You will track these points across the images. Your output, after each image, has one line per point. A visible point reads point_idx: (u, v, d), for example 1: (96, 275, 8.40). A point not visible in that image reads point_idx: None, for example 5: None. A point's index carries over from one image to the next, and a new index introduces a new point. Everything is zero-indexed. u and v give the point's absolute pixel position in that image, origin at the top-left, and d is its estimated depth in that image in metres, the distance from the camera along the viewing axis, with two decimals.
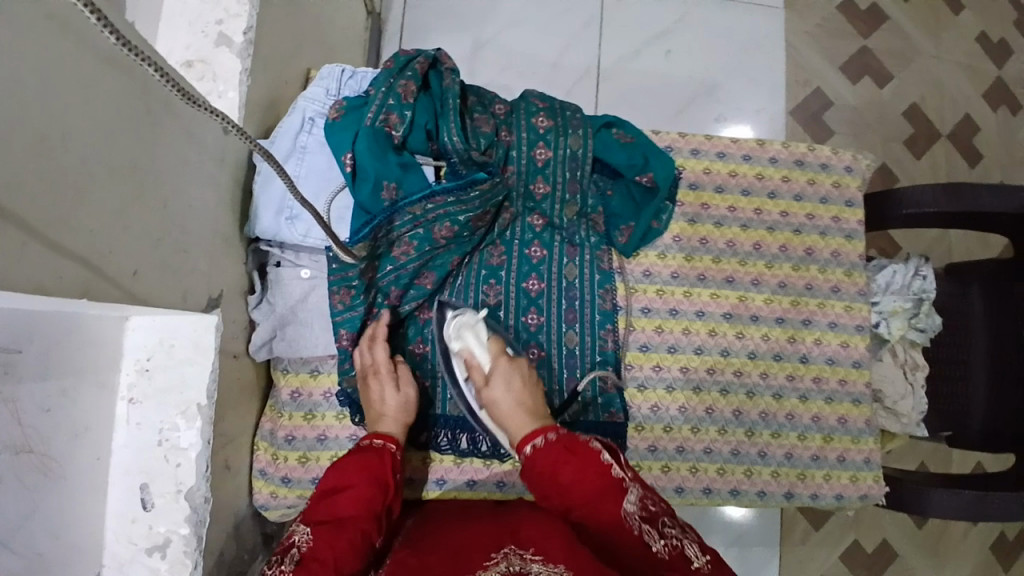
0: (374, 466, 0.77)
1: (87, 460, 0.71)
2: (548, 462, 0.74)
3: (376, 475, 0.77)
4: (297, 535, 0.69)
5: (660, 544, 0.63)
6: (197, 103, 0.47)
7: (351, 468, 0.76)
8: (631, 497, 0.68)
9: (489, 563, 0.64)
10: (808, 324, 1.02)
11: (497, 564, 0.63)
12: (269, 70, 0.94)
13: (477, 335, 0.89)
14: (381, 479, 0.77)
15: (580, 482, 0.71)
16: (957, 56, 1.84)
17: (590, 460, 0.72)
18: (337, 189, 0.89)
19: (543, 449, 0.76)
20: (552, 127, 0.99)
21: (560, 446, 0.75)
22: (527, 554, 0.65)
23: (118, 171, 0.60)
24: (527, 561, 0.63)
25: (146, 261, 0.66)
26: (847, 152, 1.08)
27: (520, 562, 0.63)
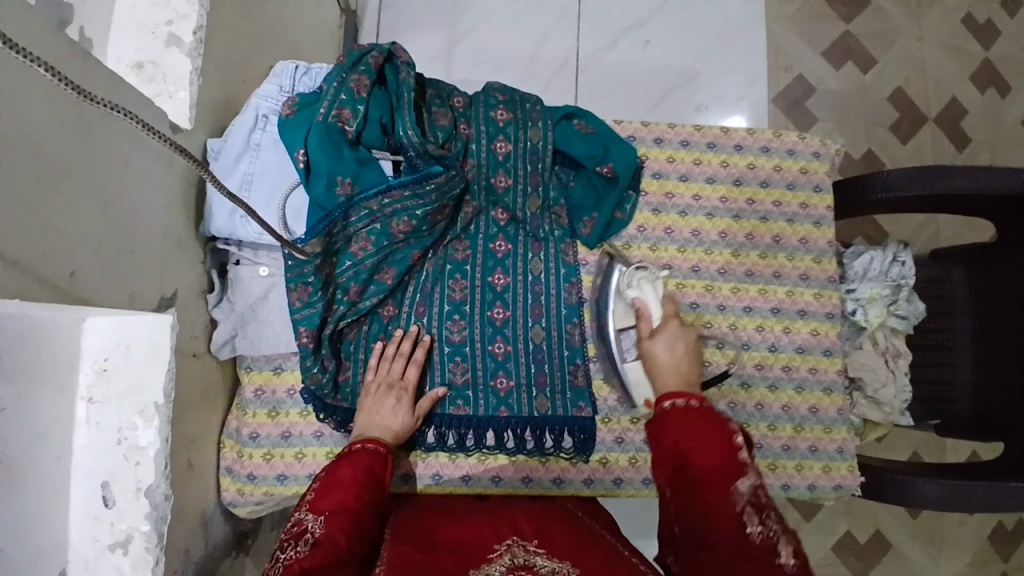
0: (378, 465, 0.79)
1: (47, 460, 0.72)
2: (677, 420, 0.73)
3: (376, 474, 0.78)
4: (309, 522, 0.69)
5: (756, 530, 0.60)
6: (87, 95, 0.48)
7: (355, 466, 0.77)
8: (747, 481, 0.64)
9: (494, 555, 0.70)
10: (777, 312, 1.01)
11: (503, 556, 0.70)
12: (223, 70, 0.94)
13: (655, 290, 0.92)
14: (380, 476, 0.78)
15: (699, 449, 0.68)
16: (942, 38, 1.81)
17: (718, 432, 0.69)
18: (292, 187, 0.90)
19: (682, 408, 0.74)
20: (512, 119, 0.99)
21: (695, 410, 0.73)
22: (529, 546, 0.72)
23: (48, 172, 0.60)
24: (530, 553, 0.70)
25: (85, 262, 0.67)
26: (814, 137, 1.06)
27: (523, 553, 0.70)
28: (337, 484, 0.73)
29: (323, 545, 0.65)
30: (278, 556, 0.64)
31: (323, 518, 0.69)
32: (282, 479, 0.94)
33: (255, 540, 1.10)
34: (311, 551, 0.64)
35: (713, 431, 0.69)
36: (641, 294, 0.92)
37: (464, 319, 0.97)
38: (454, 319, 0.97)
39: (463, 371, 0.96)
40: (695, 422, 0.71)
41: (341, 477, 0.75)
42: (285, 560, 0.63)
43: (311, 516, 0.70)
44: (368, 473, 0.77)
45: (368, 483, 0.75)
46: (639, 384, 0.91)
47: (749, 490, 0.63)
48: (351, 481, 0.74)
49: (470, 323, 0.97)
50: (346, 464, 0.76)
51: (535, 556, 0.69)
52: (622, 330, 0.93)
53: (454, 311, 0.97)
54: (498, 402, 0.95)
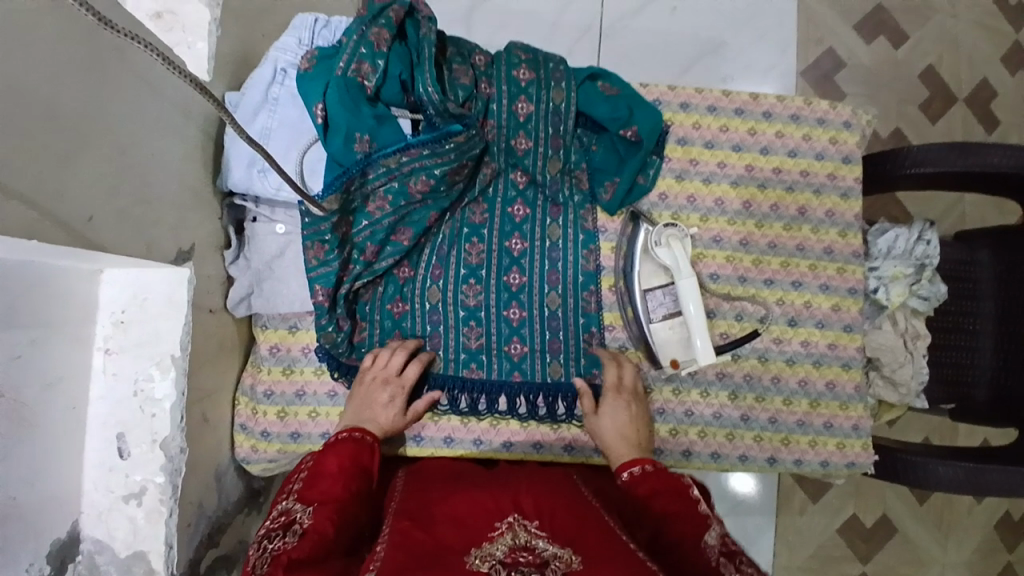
0: (365, 453, 0.81)
1: (61, 409, 0.71)
2: (643, 488, 0.78)
3: (360, 461, 0.80)
4: (297, 513, 0.71)
5: None
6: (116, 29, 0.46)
7: (343, 453, 0.79)
8: (712, 533, 0.70)
9: (494, 535, 0.68)
10: (798, 286, 0.99)
11: (504, 537, 0.68)
12: (240, 19, 0.92)
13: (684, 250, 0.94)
14: (365, 464, 0.80)
15: (672, 510, 0.74)
16: (979, 13, 1.74)
17: (683, 494, 0.76)
18: (309, 142, 0.88)
19: (641, 477, 0.79)
20: (535, 78, 0.96)
21: (654, 478, 0.78)
22: (531, 527, 0.69)
23: (63, 112, 0.59)
24: (532, 535, 0.68)
25: (101, 208, 0.66)
26: (846, 106, 1.03)
27: (525, 535, 0.68)
28: (324, 475, 0.76)
29: (309, 537, 0.67)
30: (266, 545, 0.67)
31: (311, 509, 0.72)
32: (296, 437, 0.95)
33: (269, 497, 1.11)
34: (299, 542, 0.67)
35: (682, 494, 0.76)
36: (669, 254, 0.93)
37: (480, 283, 0.96)
38: (470, 284, 0.96)
39: (477, 336, 0.95)
40: (663, 485, 0.77)
41: (328, 468, 0.77)
42: (272, 550, 0.66)
43: (299, 507, 0.72)
44: (355, 460, 0.79)
45: (354, 473, 0.77)
46: (668, 342, 0.94)
47: (718, 542, 0.68)
48: (337, 471, 0.77)
49: (486, 287, 0.96)
50: (332, 452, 0.78)
51: (537, 539, 0.67)
52: (648, 289, 0.96)
53: (470, 275, 0.96)
54: (511, 367, 0.95)
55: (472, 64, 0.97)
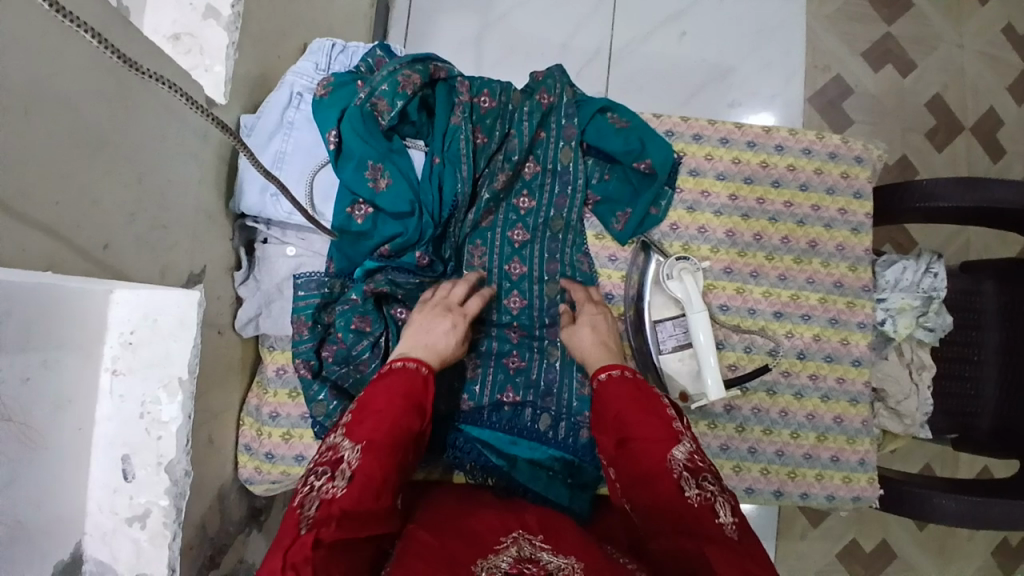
0: (418, 391, 0.77)
1: (69, 429, 0.72)
2: (616, 397, 0.77)
3: (413, 396, 0.76)
4: (346, 450, 0.69)
5: (694, 493, 0.67)
6: (140, 70, 0.52)
7: (395, 389, 0.75)
8: (680, 447, 0.71)
9: (499, 547, 0.69)
10: (807, 318, 0.99)
11: (509, 549, 0.68)
12: (259, 44, 0.93)
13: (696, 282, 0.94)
14: (421, 400, 0.77)
15: (639, 423, 0.74)
16: (986, 44, 1.76)
17: (652, 406, 0.75)
18: (320, 166, 0.88)
19: (616, 382, 0.79)
20: (545, 139, 0.99)
21: (629, 386, 0.78)
22: (536, 540, 0.70)
23: (84, 139, 0.59)
24: (537, 548, 0.68)
25: (119, 234, 0.66)
26: (857, 140, 1.03)
27: (530, 548, 0.69)
28: (374, 411, 0.72)
29: (359, 481, 0.66)
30: (312, 483, 0.66)
31: (360, 449, 0.69)
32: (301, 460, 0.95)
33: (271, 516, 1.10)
34: (349, 489, 0.65)
35: (652, 409, 0.75)
36: (681, 286, 0.93)
37: (482, 323, 0.97)
38: (473, 323, 0.96)
39: (475, 366, 0.96)
40: (634, 398, 0.76)
41: (372, 404, 0.73)
42: (321, 492, 0.64)
43: (347, 444, 0.69)
44: (407, 397, 0.75)
45: (407, 404, 0.74)
46: (678, 373, 0.94)
47: (685, 456, 0.70)
48: (386, 409, 0.73)
49: (489, 329, 0.98)
50: (379, 392, 0.74)
51: (542, 552, 0.68)
52: (659, 321, 0.96)
53: (470, 316, 0.97)
54: (508, 415, 0.95)
55: (477, 107, 0.94)
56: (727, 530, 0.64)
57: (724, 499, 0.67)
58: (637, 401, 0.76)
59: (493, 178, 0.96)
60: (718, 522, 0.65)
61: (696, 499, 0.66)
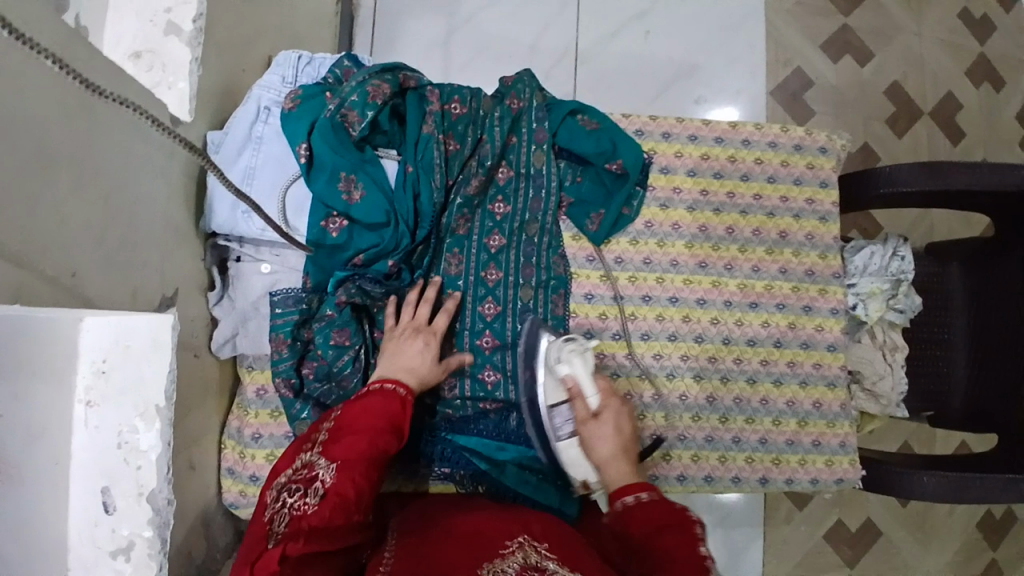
0: (395, 413, 0.77)
1: (44, 463, 0.70)
2: (641, 520, 0.70)
3: (393, 421, 0.76)
4: (320, 468, 0.69)
5: None
6: (111, 97, 0.54)
7: (374, 409, 0.76)
8: None
9: (505, 552, 0.66)
10: (783, 308, 1.01)
11: (515, 554, 0.66)
12: (221, 59, 0.91)
13: (586, 363, 0.87)
14: (398, 419, 0.77)
15: (674, 544, 0.66)
16: (937, 32, 1.81)
17: (687, 535, 0.67)
18: (291, 180, 0.87)
19: (640, 507, 0.72)
20: (517, 144, 0.99)
21: (654, 509, 0.71)
22: (542, 549, 0.68)
23: (46, 164, 0.57)
24: (543, 557, 0.66)
25: (88, 259, 0.64)
26: (821, 132, 1.05)
27: (535, 556, 0.67)
28: (352, 429, 0.72)
29: (331, 499, 0.66)
30: (288, 500, 0.66)
31: (335, 467, 0.69)
32: None
33: None
34: (321, 505, 0.65)
35: (691, 536, 0.67)
36: (572, 368, 0.87)
37: (454, 336, 0.95)
38: (445, 335, 0.95)
39: (453, 385, 0.95)
40: (664, 519, 0.69)
41: (351, 424, 0.73)
42: (293, 510, 0.65)
43: (322, 462, 0.69)
44: (385, 421, 0.75)
45: (384, 425, 0.75)
46: (574, 462, 0.87)
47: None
48: (364, 430, 0.73)
49: (460, 339, 0.95)
50: (354, 412, 0.74)
51: (549, 562, 0.66)
52: (553, 405, 0.90)
53: (445, 327, 0.95)
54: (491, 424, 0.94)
55: (447, 113, 0.94)
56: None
57: None
58: (664, 524, 0.69)
59: (465, 183, 0.95)
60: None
61: None
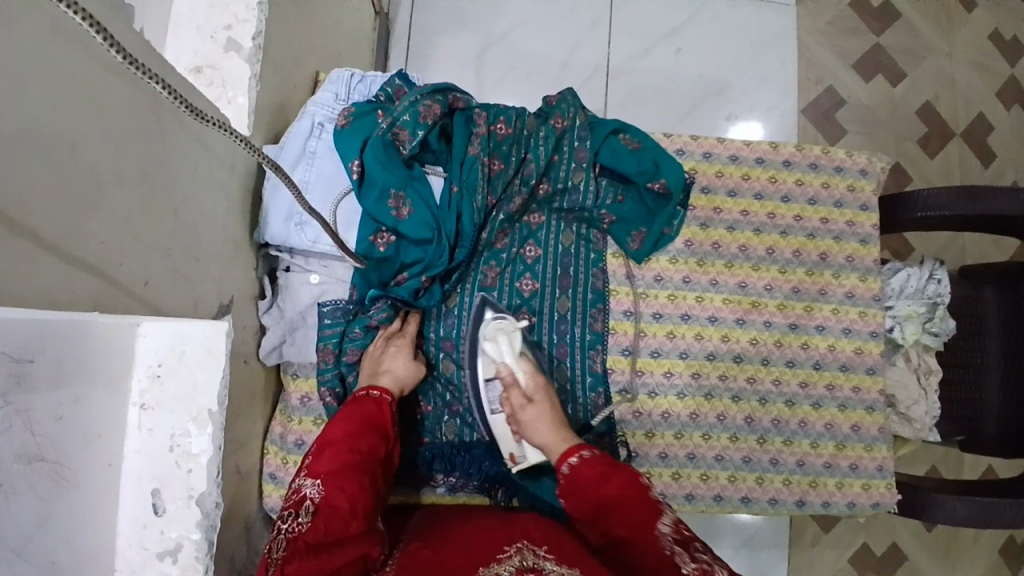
0: (372, 414, 0.80)
1: (99, 465, 0.72)
2: (586, 478, 0.75)
3: (376, 420, 0.80)
4: (306, 488, 0.71)
5: (692, 566, 0.62)
6: (204, 117, 0.49)
7: (347, 418, 0.79)
8: (665, 519, 0.68)
9: (502, 557, 0.68)
10: (822, 329, 1.01)
11: (512, 559, 0.67)
12: (277, 75, 0.94)
13: (512, 343, 0.89)
14: (376, 419, 0.80)
15: (620, 504, 0.71)
16: (970, 53, 1.81)
17: (631, 483, 0.72)
18: (343, 194, 0.88)
19: (586, 463, 0.76)
20: (558, 161, 1.00)
21: (597, 463, 0.76)
22: (539, 551, 0.69)
23: (125, 179, 0.60)
24: (539, 558, 0.67)
25: (158, 270, 0.66)
26: (861, 154, 1.06)
27: (532, 557, 0.67)
28: (330, 443, 0.75)
29: (323, 513, 0.68)
30: (281, 526, 0.67)
31: (320, 482, 0.71)
32: None
33: None
34: (313, 522, 0.67)
35: (632, 491, 0.71)
36: (494, 346, 0.89)
37: None
38: None
39: None
40: (612, 476, 0.73)
41: (326, 442, 0.75)
42: (288, 533, 0.66)
43: (309, 482, 0.71)
44: (367, 422, 0.79)
45: (360, 428, 0.78)
46: (505, 434, 0.89)
47: (670, 528, 0.67)
48: (344, 437, 0.76)
49: None
50: (327, 428, 0.77)
51: (543, 560, 0.66)
52: (487, 380, 0.90)
53: None
54: None
55: (492, 133, 0.96)
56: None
57: (722, 567, 0.62)
58: (617, 482, 0.73)
59: (508, 202, 0.96)
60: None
61: (694, 573, 0.61)
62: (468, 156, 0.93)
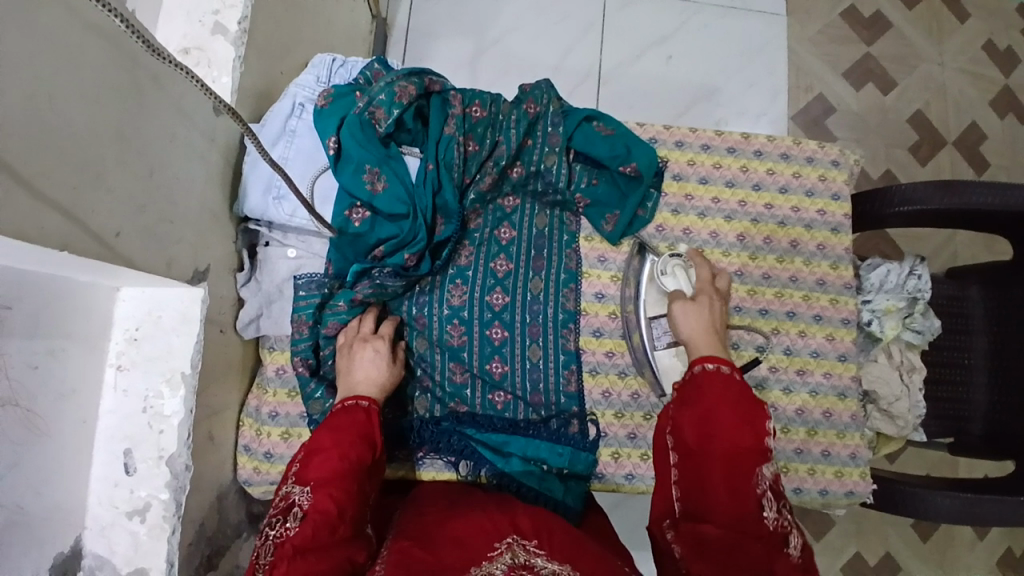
0: (361, 423, 0.80)
1: (71, 421, 0.75)
2: (712, 392, 0.76)
3: (364, 427, 0.79)
4: (295, 495, 0.73)
5: (772, 517, 0.69)
6: (162, 57, 0.48)
7: (334, 425, 0.78)
8: (766, 468, 0.72)
9: (493, 554, 0.69)
10: (793, 315, 1.02)
11: (502, 556, 0.68)
12: (263, 60, 0.99)
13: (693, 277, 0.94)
14: (365, 424, 0.80)
15: (732, 429, 0.73)
16: (962, 62, 1.83)
17: (754, 415, 0.74)
18: (320, 170, 0.92)
19: (717, 378, 0.78)
20: (532, 146, 1.03)
21: (732, 383, 0.77)
22: (530, 545, 0.70)
23: (100, 132, 0.63)
24: (531, 554, 0.68)
25: (129, 224, 0.69)
26: (834, 145, 1.08)
27: (524, 553, 0.69)
28: (318, 452, 0.75)
29: (308, 519, 0.69)
30: (271, 532, 0.70)
31: (308, 490, 0.72)
32: None
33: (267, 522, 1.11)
34: (302, 526, 0.69)
35: (752, 417, 0.74)
36: (675, 282, 0.94)
37: (463, 324, 0.98)
38: (454, 324, 0.98)
39: (461, 371, 0.98)
40: (742, 403, 0.75)
41: (319, 448, 0.76)
42: (276, 538, 0.69)
43: (297, 489, 0.73)
44: (357, 431, 0.79)
45: (351, 435, 0.77)
46: (671, 369, 0.94)
47: (770, 479, 0.71)
48: (335, 445, 0.76)
49: (469, 328, 0.98)
50: (318, 434, 0.77)
51: (536, 557, 0.68)
52: (654, 318, 0.96)
53: (453, 316, 0.98)
54: (495, 415, 0.97)
55: (467, 115, 0.99)
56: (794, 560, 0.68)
57: (795, 528, 0.71)
58: (740, 408, 0.74)
59: (481, 181, 0.99)
60: (786, 553, 0.69)
61: (773, 524, 0.69)
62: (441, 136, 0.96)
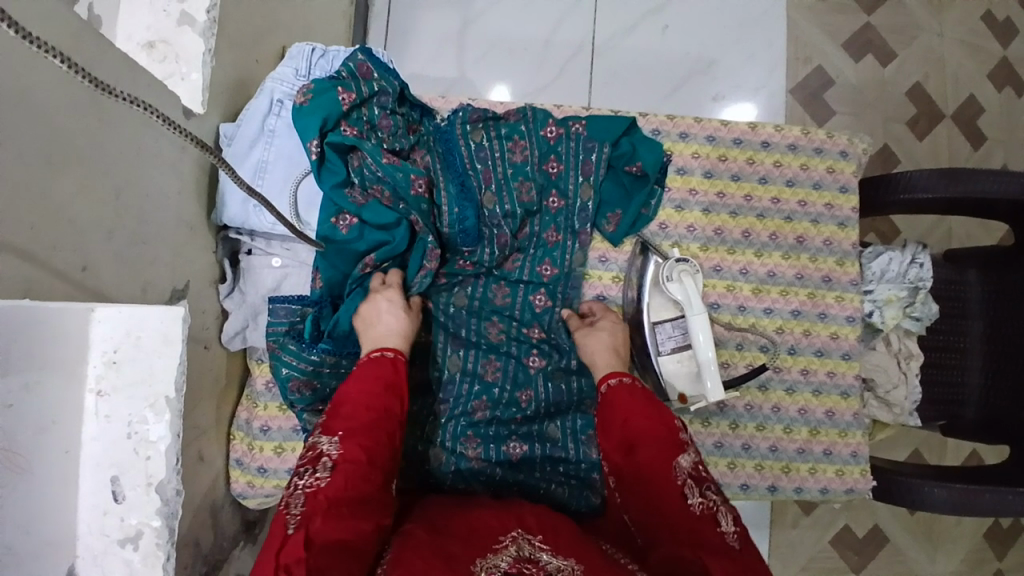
0: (388, 376, 0.76)
1: (53, 454, 0.66)
2: (625, 401, 0.78)
3: (391, 381, 0.76)
4: (324, 445, 0.68)
5: (698, 501, 0.68)
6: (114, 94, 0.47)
7: (366, 376, 0.75)
8: (687, 457, 0.72)
9: (498, 546, 0.66)
10: (797, 314, 1.00)
11: (508, 549, 0.66)
12: (235, 52, 0.91)
13: (696, 285, 0.91)
14: (393, 381, 0.76)
15: (649, 429, 0.74)
16: (963, 32, 1.77)
17: (664, 418, 0.76)
18: (302, 175, 0.88)
19: (623, 389, 0.80)
20: (563, 173, 0.97)
21: (637, 391, 0.79)
22: (535, 540, 0.68)
23: (58, 159, 0.57)
24: (536, 548, 0.66)
25: (97, 254, 0.65)
26: (843, 135, 1.03)
27: (529, 547, 0.67)
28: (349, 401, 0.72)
29: (341, 470, 0.65)
30: (298, 481, 0.64)
31: (337, 440, 0.68)
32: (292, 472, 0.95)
33: (264, 528, 1.08)
34: (333, 477, 0.64)
35: (662, 421, 0.75)
36: (681, 288, 0.91)
37: (500, 359, 0.94)
38: (491, 359, 0.94)
39: (482, 406, 0.92)
40: (653, 410, 0.76)
41: (350, 396, 0.73)
42: (306, 488, 0.63)
43: (325, 440, 0.68)
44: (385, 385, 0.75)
45: (379, 388, 0.74)
46: (676, 374, 0.92)
47: (690, 465, 0.72)
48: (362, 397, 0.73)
49: (504, 361, 0.94)
50: (352, 383, 0.74)
51: (540, 552, 0.66)
52: (657, 323, 0.94)
53: (492, 349, 0.95)
54: (508, 432, 0.92)
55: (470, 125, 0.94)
56: (728, 539, 0.66)
57: (726, 509, 0.68)
58: (648, 413, 0.76)
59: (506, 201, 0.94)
60: (720, 533, 0.66)
61: (699, 508, 0.68)
62: (452, 152, 0.94)
